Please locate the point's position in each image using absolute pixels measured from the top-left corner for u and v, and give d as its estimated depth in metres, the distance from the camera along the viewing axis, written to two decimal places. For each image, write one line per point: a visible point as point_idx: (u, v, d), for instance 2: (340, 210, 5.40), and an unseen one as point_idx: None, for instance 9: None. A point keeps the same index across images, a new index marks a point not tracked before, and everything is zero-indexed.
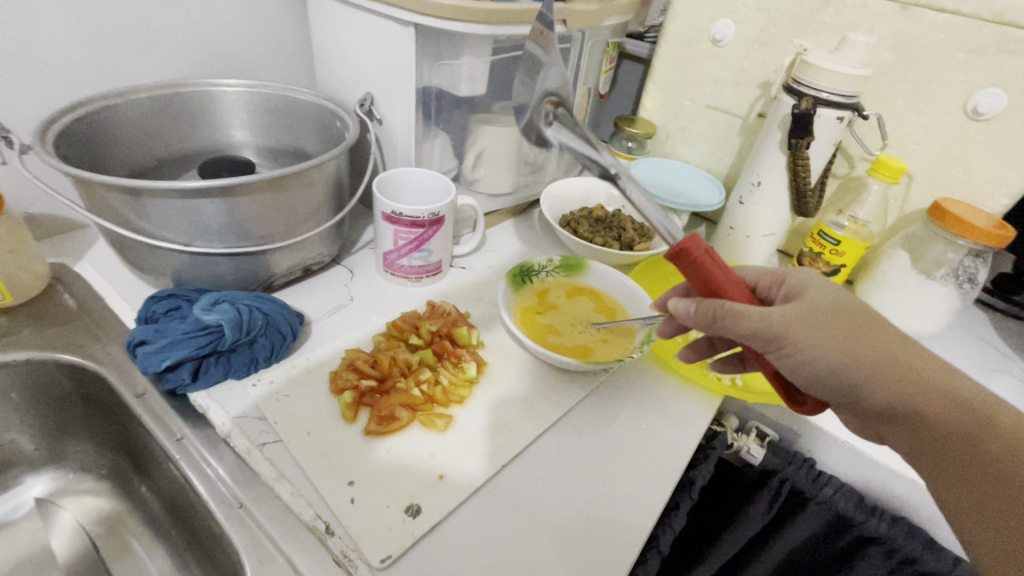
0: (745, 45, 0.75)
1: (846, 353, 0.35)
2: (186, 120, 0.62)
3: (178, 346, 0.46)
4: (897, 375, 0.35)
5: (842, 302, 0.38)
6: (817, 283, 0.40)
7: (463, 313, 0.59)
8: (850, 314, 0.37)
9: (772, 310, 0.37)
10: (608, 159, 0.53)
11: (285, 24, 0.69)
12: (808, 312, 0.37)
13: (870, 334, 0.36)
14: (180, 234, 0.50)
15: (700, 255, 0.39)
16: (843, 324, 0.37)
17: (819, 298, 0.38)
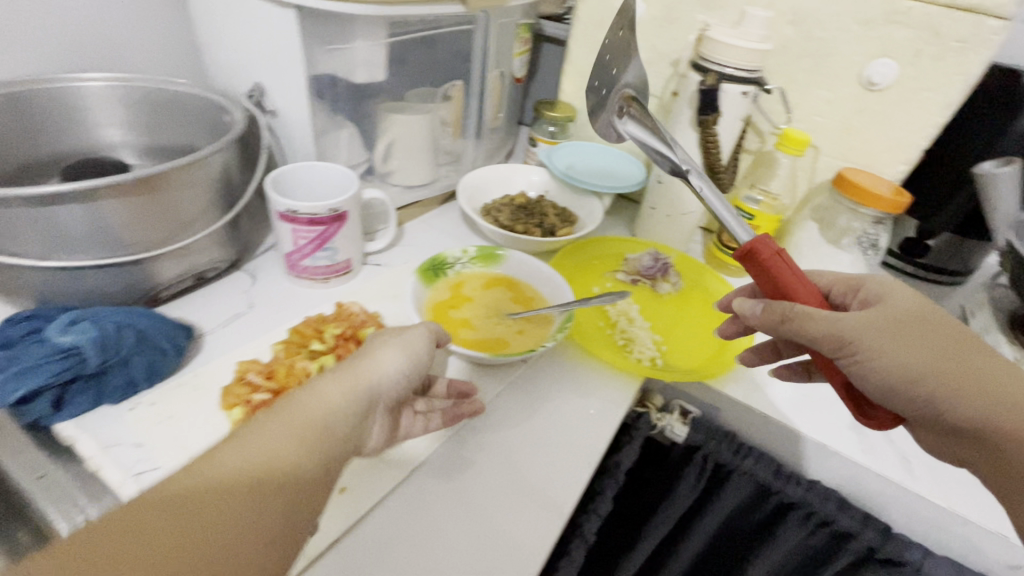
0: (655, 23, 0.74)
1: (925, 363, 0.35)
2: (48, 121, 0.55)
3: (30, 374, 0.40)
4: (979, 389, 0.35)
5: (921, 309, 0.38)
6: (900, 292, 0.39)
7: (372, 313, 0.56)
8: (934, 326, 0.37)
9: (847, 315, 0.36)
10: (680, 155, 0.46)
11: (163, 10, 0.63)
12: (885, 321, 0.37)
13: (949, 346, 0.36)
14: (36, 247, 0.45)
15: (773, 254, 0.39)
16: (923, 334, 0.36)
17: (898, 306, 0.38)
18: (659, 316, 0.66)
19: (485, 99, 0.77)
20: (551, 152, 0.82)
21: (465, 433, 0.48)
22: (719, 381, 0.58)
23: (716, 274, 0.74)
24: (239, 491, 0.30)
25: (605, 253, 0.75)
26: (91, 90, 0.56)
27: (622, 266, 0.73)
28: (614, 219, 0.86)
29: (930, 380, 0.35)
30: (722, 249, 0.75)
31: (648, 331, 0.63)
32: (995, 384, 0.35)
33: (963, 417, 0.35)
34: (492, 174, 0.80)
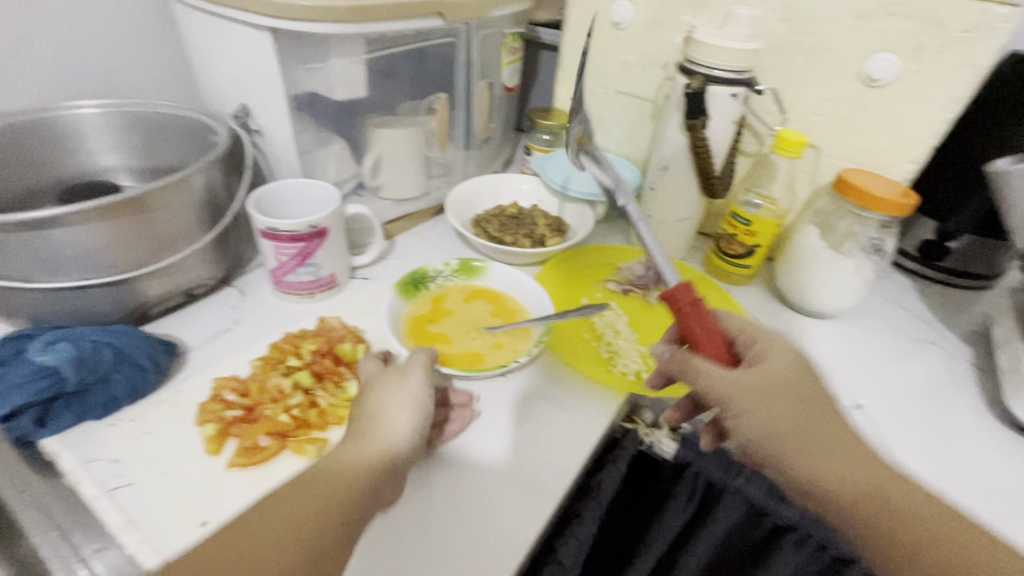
0: (644, 26, 0.73)
1: (777, 423, 0.39)
2: (47, 147, 0.58)
3: (13, 393, 0.42)
4: (818, 450, 0.38)
5: (796, 374, 0.41)
6: (787, 358, 0.42)
7: (352, 328, 0.57)
8: (795, 400, 0.40)
9: (726, 374, 0.40)
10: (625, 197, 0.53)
11: (156, 37, 0.66)
12: (751, 388, 0.40)
13: (810, 420, 0.39)
14: (26, 270, 0.47)
15: (687, 304, 0.43)
16: (787, 398, 0.40)
17: (773, 374, 0.41)
18: (649, 327, 0.65)
19: (475, 110, 0.77)
20: (543, 161, 0.81)
21: (437, 450, 0.48)
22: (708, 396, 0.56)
23: (713, 283, 0.71)
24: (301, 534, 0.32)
25: (598, 262, 0.74)
26: (87, 117, 0.59)
27: (614, 275, 0.72)
28: (611, 227, 0.84)
29: (775, 446, 0.39)
30: (721, 256, 0.73)
31: (634, 343, 0.62)
32: (835, 451, 0.39)
33: (809, 473, 0.38)
34: (484, 184, 0.79)
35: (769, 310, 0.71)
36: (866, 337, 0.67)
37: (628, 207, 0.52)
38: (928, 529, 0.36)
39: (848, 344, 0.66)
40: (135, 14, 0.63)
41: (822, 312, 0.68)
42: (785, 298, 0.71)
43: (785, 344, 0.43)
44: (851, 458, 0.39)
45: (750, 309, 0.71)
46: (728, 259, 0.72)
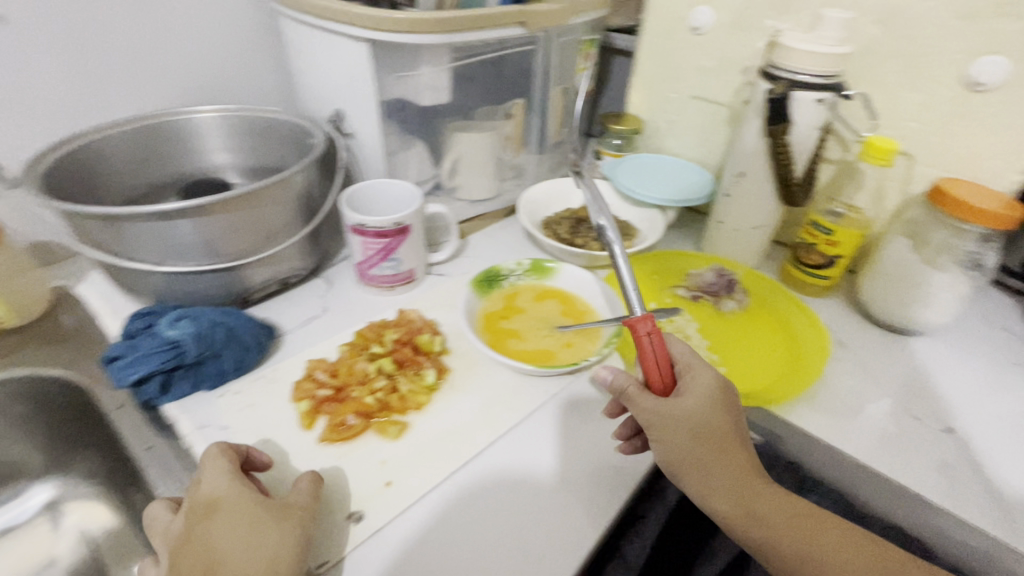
0: (725, 31, 0.72)
1: (680, 451, 0.41)
2: (172, 148, 0.66)
3: (145, 361, 0.48)
4: (712, 475, 0.41)
5: (709, 405, 0.42)
6: (707, 389, 0.43)
7: (429, 320, 0.60)
8: (710, 431, 0.41)
9: (647, 404, 0.43)
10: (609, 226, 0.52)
11: (263, 49, 0.72)
12: (670, 419, 0.42)
13: (720, 451, 0.41)
14: (156, 255, 0.53)
15: (642, 333, 0.45)
16: (693, 428, 0.41)
17: (690, 407, 0.42)
18: (719, 335, 0.64)
19: (548, 115, 0.79)
20: (614, 165, 0.81)
21: (508, 439, 0.50)
22: (777, 408, 0.56)
23: (789, 292, 0.69)
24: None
25: (667, 267, 0.74)
26: (205, 120, 0.66)
27: (684, 281, 0.71)
28: (680, 233, 0.84)
29: (687, 473, 0.41)
30: (798, 266, 0.71)
31: (704, 350, 0.62)
32: (744, 480, 0.41)
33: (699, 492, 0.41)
34: (555, 188, 0.81)
35: (849, 322, 0.68)
36: (960, 358, 0.63)
37: (609, 232, 0.52)
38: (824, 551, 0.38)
39: (939, 364, 0.62)
40: (248, 28, 0.70)
41: (911, 328, 0.65)
42: (868, 312, 0.68)
43: (706, 377, 0.44)
44: (756, 487, 0.41)
45: (828, 320, 0.68)
46: (805, 269, 0.70)
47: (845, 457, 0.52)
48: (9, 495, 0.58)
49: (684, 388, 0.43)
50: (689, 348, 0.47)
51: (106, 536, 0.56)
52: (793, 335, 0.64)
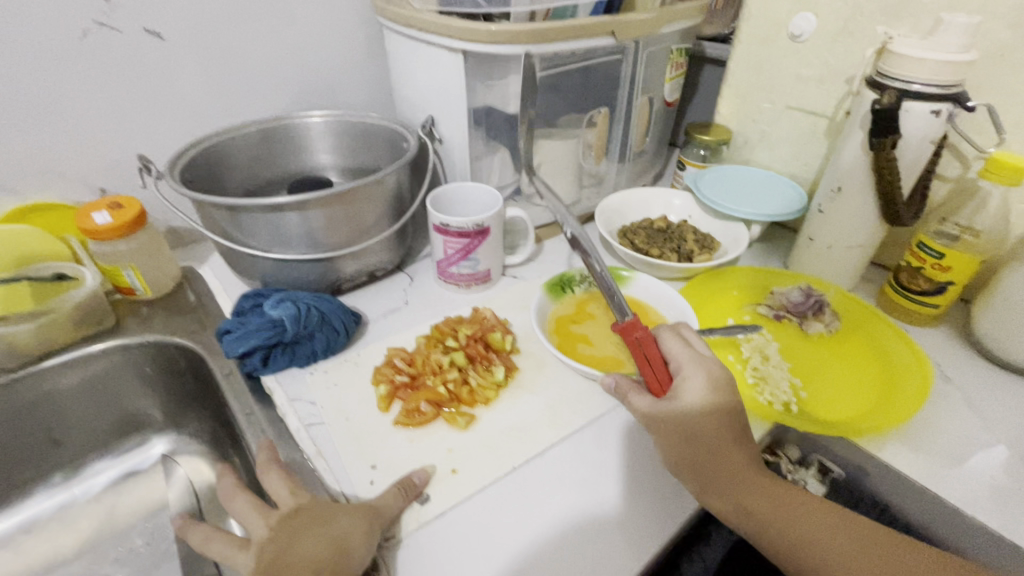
0: (828, 38, 0.68)
1: (674, 451, 0.45)
2: (284, 148, 0.73)
3: (252, 336, 0.54)
4: (706, 472, 0.44)
5: (697, 408, 0.45)
6: (697, 393, 0.46)
7: (502, 320, 0.62)
8: (703, 431, 0.45)
9: (643, 409, 0.47)
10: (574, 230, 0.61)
11: (368, 60, 0.79)
12: (662, 422, 0.46)
13: (709, 450, 0.44)
14: (265, 242, 0.59)
15: (633, 337, 0.50)
16: (681, 431, 0.45)
17: (680, 410, 0.46)
18: (801, 357, 0.61)
19: (632, 123, 0.79)
20: (698, 176, 0.79)
21: (571, 442, 0.51)
22: (862, 440, 0.52)
23: (885, 318, 0.64)
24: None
25: (749, 283, 0.71)
26: (314, 124, 0.72)
27: (766, 299, 0.68)
28: (765, 248, 0.80)
29: (686, 474, 0.45)
30: (900, 290, 0.65)
31: (785, 371, 0.59)
32: (742, 477, 0.44)
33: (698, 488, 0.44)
34: (634, 197, 0.81)
35: (957, 356, 0.62)
36: None
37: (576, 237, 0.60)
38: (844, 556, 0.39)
39: None
40: (356, 40, 0.76)
41: None
42: (984, 347, 0.61)
43: (694, 382, 0.47)
44: (756, 484, 0.43)
45: (933, 352, 0.62)
46: (910, 295, 0.64)
47: (942, 502, 0.48)
48: (134, 443, 0.68)
49: (677, 392, 0.47)
50: (684, 348, 0.50)
51: (208, 488, 0.64)
52: (887, 363, 0.59)
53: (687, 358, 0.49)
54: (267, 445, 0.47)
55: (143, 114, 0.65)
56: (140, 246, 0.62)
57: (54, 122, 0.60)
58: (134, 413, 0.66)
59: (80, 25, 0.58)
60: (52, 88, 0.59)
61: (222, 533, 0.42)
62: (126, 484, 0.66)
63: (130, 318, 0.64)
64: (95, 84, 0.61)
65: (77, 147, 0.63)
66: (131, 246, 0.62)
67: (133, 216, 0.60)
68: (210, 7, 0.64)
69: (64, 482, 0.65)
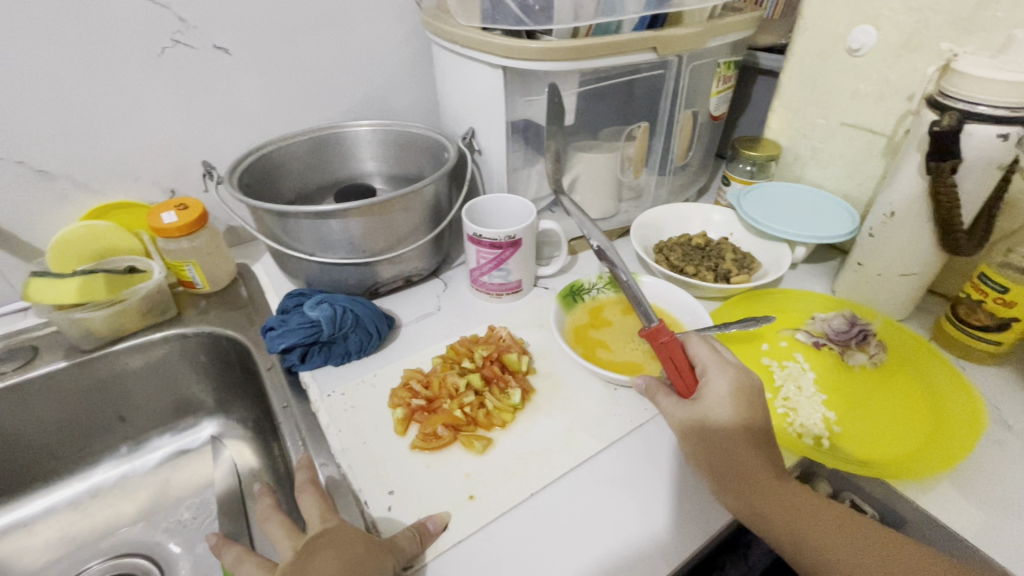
0: (890, 52, 0.65)
1: (693, 452, 0.46)
2: (335, 156, 0.77)
3: (292, 334, 0.58)
4: (725, 473, 0.44)
5: (714, 409, 0.45)
6: (721, 395, 0.46)
7: (518, 339, 0.63)
8: (724, 435, 0.44)
9: (669, 409, 0.47)
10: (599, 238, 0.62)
11: (417, 71, 0.82)
12: (685, 424, 0.46)
13: (726, 452, 0.44)
14: (309, 246, 0.62)
15: (659, 342, 0.49)
16: (698, 434, 0.45)
17: (703, 411, 0.46)
18: (842, 391, 0.58)
19: (674, 137, 0.78)
20: (741, 193, 0.77)
21: (588, 465, 0.51)
22: (908, 483, 0.49)
23: (938, 352, 0.60)
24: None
25: (785, 309, 0.68)
26: (362, 133, 0.76)
27: (806, 325, 0.65)
28: (811, 271, 0.76)
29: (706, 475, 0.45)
30: (956, 324, 0.61)
31: (819, 404, 0.56)
32: (761, 481, 0.43)
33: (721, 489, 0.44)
34: (673, 211, 0.79)
35: (1019, 399, 0.57)
36: None
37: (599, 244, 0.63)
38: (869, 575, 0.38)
39: None
40: (406, 53, 0.79)
41: None
42: None
43: (720, 386, 0.46)
44: (778, 489, 0.42)
45: (988, 392, 0.58)
46: (969, 330, 0.60)
47: (984, 557, 0.44)
48: (187, 423, 0.74)
49: (702, 395, 0.46)
50: (710, 351, 0.49)
51: (249, 471, 0.69)
52: (937, 401, 0.56)
53: (713, 360, 0.48)
54: (307, 463, 0.49)
55: (209, 122, 0.71)
56: (201, 244, 0.68)
57: (132, 130, 0.67)
58: (188, 397, 0.72)
59: (159, 43, 0.64)
60: (132, 97, 0.65)
61: (253, 558, 0.44)
62: (178, 461, 0.72)
63: (189, 310, 0.70)
64: (169, 96, 0.67)
65: (152, 151, 0.69)
66: (193, 244, 0.67)
67: (195, 217, 0.65)
68: (273, 24, 0.69)
69: (128, 453, 0.72)
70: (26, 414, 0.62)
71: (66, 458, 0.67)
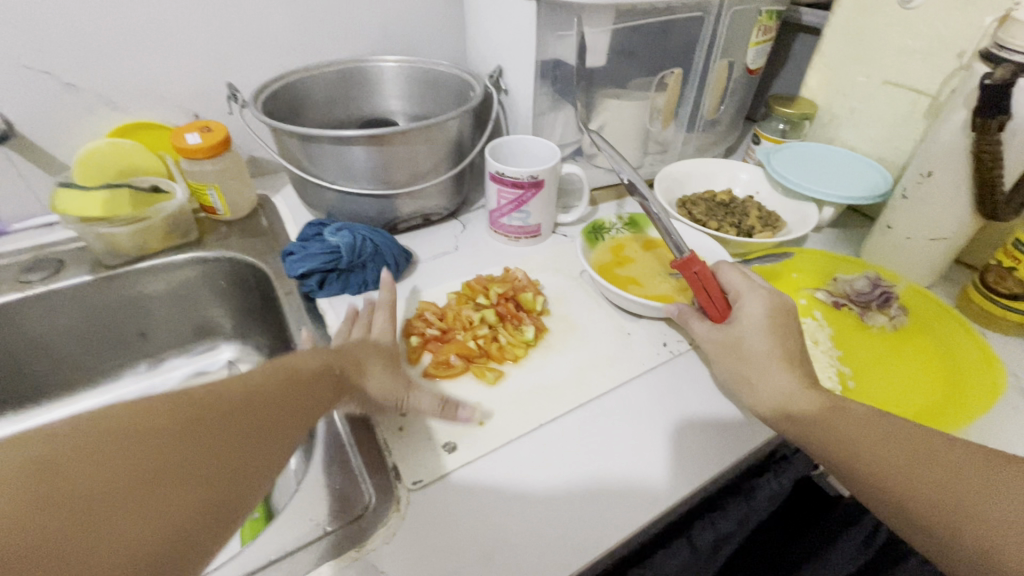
0: (944, 5, 0.61)
1: (727, 370, 0.49)
2: (360, 90, 0.76)
3: (313, 259, 0.59)
4: (752, 382, 0.46)
5: (745, 328, 0.49)
6: (755, 317, 0.49)
7: (533, 281, 0.63)
8: (759, 353, 0.47)
9: (703, 333, 0.51)
10: (628, 172, 0.61)
11: (444, 8, 0.79)
12: (717, 343, 0.50)
13: (758, 366, 0.46)
14: (331, 173, 0.62)
15: (691, 271, 0.53)
16: (730, 354, 0.49)
17: (741, 332, 0.49)
18: (858, 351, 0.58)
19: (706, 89, 0.75)
20: (771, 151, 0.75)
21: (599, 402, 0.51)
22: None
23: (961, 319, 0.58)
24: (190, 441, 0.30)
25: (810, 266, 0.67)
26: (388, 69, 0.75)
27: (828, 284, 0.65)
28: (836, 236, 0.75)
29: (741, 388, 0.47)
30: (985, 292, 0.59)
31: (832, 357, 0.57)
32: (791, 392, 0.44)
33: (752, 401, 0.46)
34: (699, 166, 0.77)
35: None
36: None
37: (627, 178, 0.61)
38: (914, 462, 0.37)
39: None
40: None
41: None
42: None
43: (754, 309, 0.50)
44: (807, 397, 0.44)
45: (1008, 360, 0.57)
46: (997, 299, 0.58)
47: None
48: (204, 347, 0.75)
49: (736, 317, 0.50)
50: (741, 278, 0.53)
51: None
52: (949, 358, 0.56)
53: (745, 287, 0.52)
54: (390, 289, 0.57)
55: (235, 46, 0.70)
56: (223, 169, 0.68)
57: (158, 48, 0.66)
58: (207, 320, 0.73)
59: None
60: (157, 12, 0.64)
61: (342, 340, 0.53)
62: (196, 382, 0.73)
63: (211, 235, 0.71)
64: (194, 15, 0.66)
65: (175, 71, 0.69)
66: (216, 168, 0.67)
67: (220, 139, 0.65)
68: None
69: (146, 371, 0.74)
70: (52, 323, 0.64)
71: (90, 370, 0.70)
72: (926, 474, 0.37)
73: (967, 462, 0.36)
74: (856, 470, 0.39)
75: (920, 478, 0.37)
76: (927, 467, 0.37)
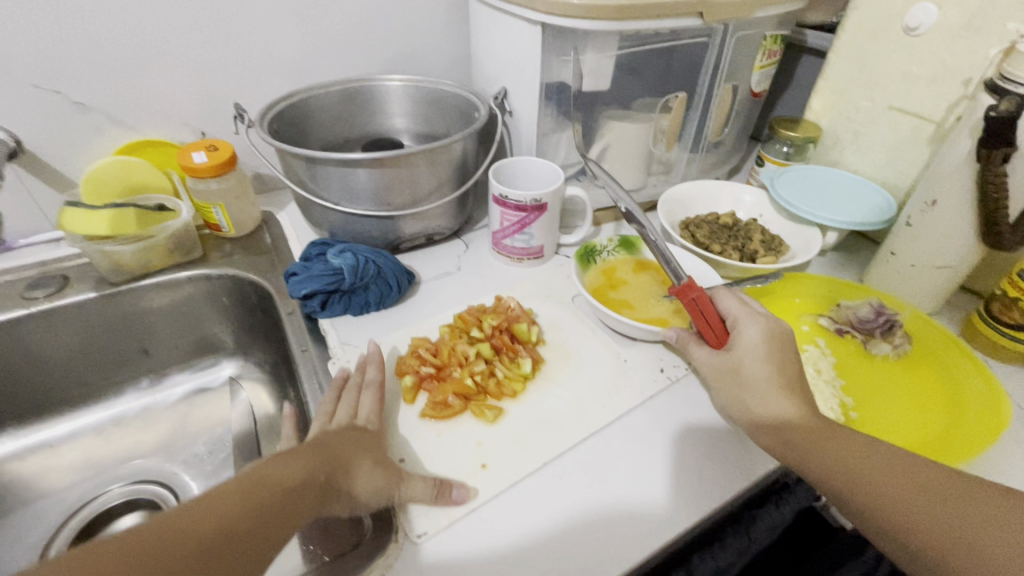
0: (950, 32, 0.61)
1: (729, 397, 0.48)
2: (365, 109, 0.77)
3: (315, 280, 0.59)
4: (754, 411, 0.45)
5: (745, 355, 0.48)
6: (754, 343, 0.49)
7: (526, 310, 0.62)
8: (758, 377, 0.46)
9: (703, 360, 0.50)
10: (625, 199, 0.61)
11: (450, 28, 0.80)
12: (717, 369, 0.49)
13: (758, 393, 0.46)
14: (334, 195, 0.62)
15: (690, 298, 0.53)
16: (732, 384, 0.48)
17: (741, 358, 0.48)
18: (863, 382, 0.57)
19: (710, 111, 0.75)
20: (775, 174, 0.75)
21: (600, 434, 0.51)
22: None
23: (966, 348, 0.58)
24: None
25: (812, 292, 0.67)
26: (393, 88, 0.75)
27: (831, 311, 0.65)
28: (840, 260, 0.75)
29: (742, 416, 0.47)
30: (989, 322, 0.59)
31: (836, 389, 0.56)
32: (794, 422, 0.43)
33: (755, 429, 0.45)
34: (703, 188, 0.77)
35: None
36: None
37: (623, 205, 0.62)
38: (919, 496, 0.37)
39: None
40: (442, 6, 0.77)
41: None
42: None
43: (753, 337, 0.49)
44: (809, 427, 0.43)
45: (1012, 391, 0.57)
46: (1001, 328, 0.58)
47: None
48: (207, 363, 0.75)
49: (734, 343, 0.50)
50: (739, 304, 0.53)
51: (265, 413, 0.70)
52: (956, 393, 0.55)
53: (743, 313, 0.51)
54: (376, 358, 0.54)
55: (242, 65, 0.71)
56: (228, 187, 0.69)
57: (166, 67, 0.67)
58: (210, 337, 0.74)
59: None
60: (167, 33, 0.65)
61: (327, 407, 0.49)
62: (198, 398, 0.74)
63: (215, 252, 0.71)
64: (203, 36, 0.66)
65: (183, 90, 0.69)
66: (221, 186, 0.68)
67: (225, 158, 0.66)
68: None
69: (149, 387, 0.74)
70: (55, 340, 0.64)
71: (93, 387, 0.70)
72: (930, 509, 0.36)
73: (971, 497, 0.36)
74: (859, 502, 0.39)
75: (926, 513, 0.36)
76: (932, 502, 0.36)
